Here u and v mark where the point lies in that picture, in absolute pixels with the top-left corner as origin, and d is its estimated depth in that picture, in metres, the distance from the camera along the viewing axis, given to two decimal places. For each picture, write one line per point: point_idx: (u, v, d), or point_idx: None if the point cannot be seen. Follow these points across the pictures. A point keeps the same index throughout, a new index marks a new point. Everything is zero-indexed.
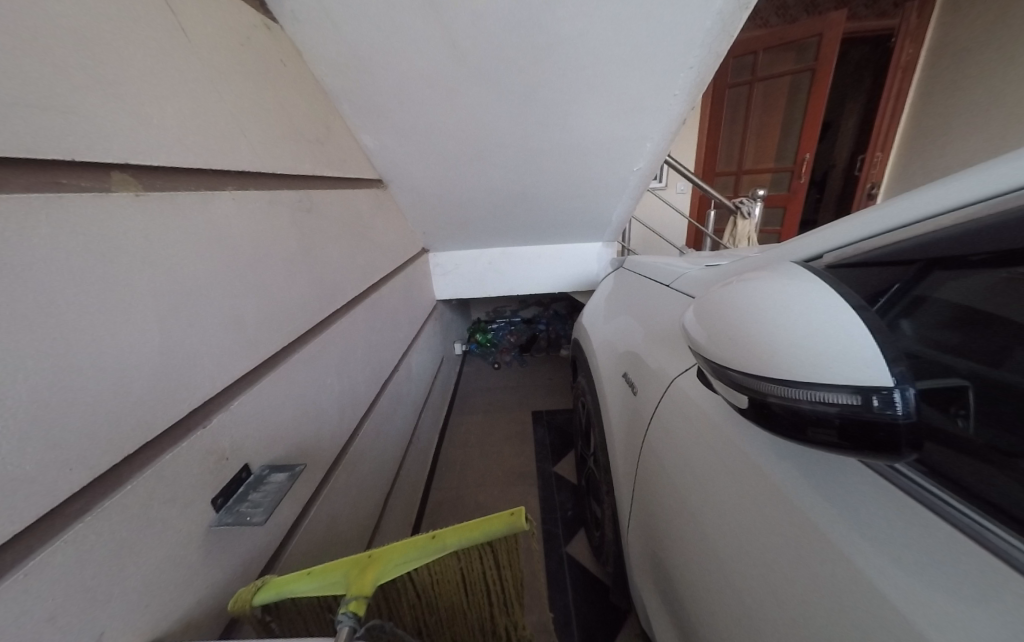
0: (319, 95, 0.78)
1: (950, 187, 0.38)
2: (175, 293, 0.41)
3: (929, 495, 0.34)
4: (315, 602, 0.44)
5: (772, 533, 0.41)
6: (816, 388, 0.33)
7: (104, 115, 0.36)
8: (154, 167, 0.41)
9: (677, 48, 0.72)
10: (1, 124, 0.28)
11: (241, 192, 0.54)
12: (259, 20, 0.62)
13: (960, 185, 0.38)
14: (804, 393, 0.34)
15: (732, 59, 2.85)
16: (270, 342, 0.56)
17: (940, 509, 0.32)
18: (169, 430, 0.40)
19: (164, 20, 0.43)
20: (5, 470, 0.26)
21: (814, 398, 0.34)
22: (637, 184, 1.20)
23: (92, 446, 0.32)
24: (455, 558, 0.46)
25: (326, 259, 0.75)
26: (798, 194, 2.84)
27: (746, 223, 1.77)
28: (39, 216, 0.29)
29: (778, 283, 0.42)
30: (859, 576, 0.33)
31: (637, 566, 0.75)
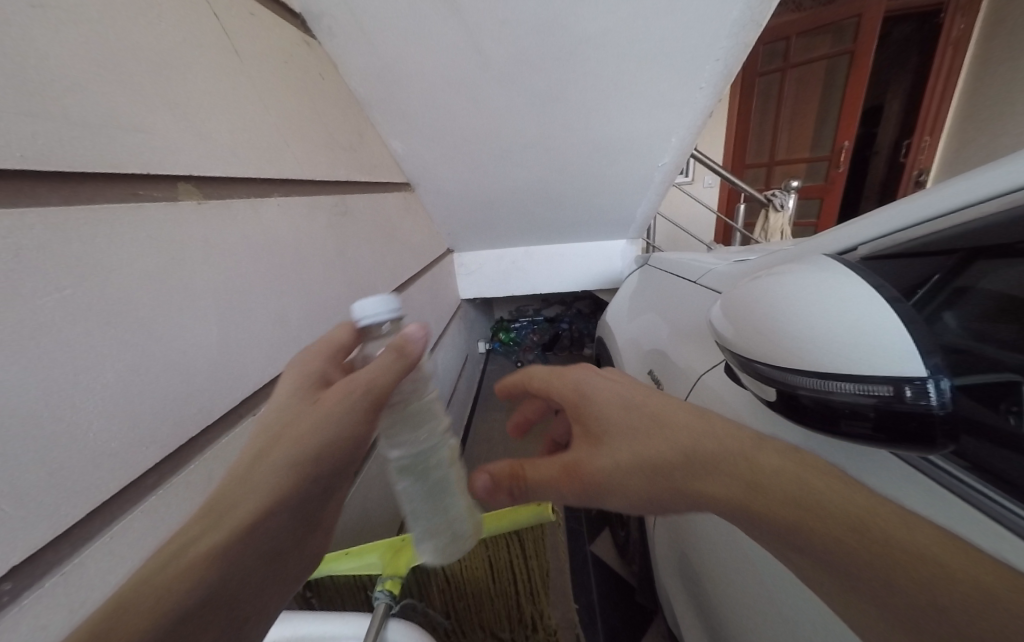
0: (352, 105, 0.83)
1: (986, 178, 0.40)
2: (231, 292, 0.45)
3: (963, 486, 0.34)
4: (351, 581, 0.48)
5: None
6: (848, 379, 0.33)
7: (174, 134, 0.40)
8: (212, 177, 0.45)
9: (705, 41, 0.71)
10: (92, 144, 0.32)
11: (287, 199, 0.58)
12: (300, 38, 0.66)
13: (992, 176, 0.40)
14: (834, 384, 0.34)
15: (763, 46, 2.74)
16: (311, 338, 0.61)
17: (970, 497, 0.34)
18: (225, 417, 0.44)
19: (221, 45, 0.48)
20: (95, 445, 0.30)
21: (844, 389, 0.34)
22: (663, 180, 1.18)
23: (163, 428, 0.36)
24: (483, 545, 0.48)
25: (359, 260, 0.79)
26: (837, 184, 2.68)
27: (780, 216, 1.70)
28: (121, 223, 0.34)
29: (808, 274, 0.41)
30: None
31: (663, 568, 0.75)
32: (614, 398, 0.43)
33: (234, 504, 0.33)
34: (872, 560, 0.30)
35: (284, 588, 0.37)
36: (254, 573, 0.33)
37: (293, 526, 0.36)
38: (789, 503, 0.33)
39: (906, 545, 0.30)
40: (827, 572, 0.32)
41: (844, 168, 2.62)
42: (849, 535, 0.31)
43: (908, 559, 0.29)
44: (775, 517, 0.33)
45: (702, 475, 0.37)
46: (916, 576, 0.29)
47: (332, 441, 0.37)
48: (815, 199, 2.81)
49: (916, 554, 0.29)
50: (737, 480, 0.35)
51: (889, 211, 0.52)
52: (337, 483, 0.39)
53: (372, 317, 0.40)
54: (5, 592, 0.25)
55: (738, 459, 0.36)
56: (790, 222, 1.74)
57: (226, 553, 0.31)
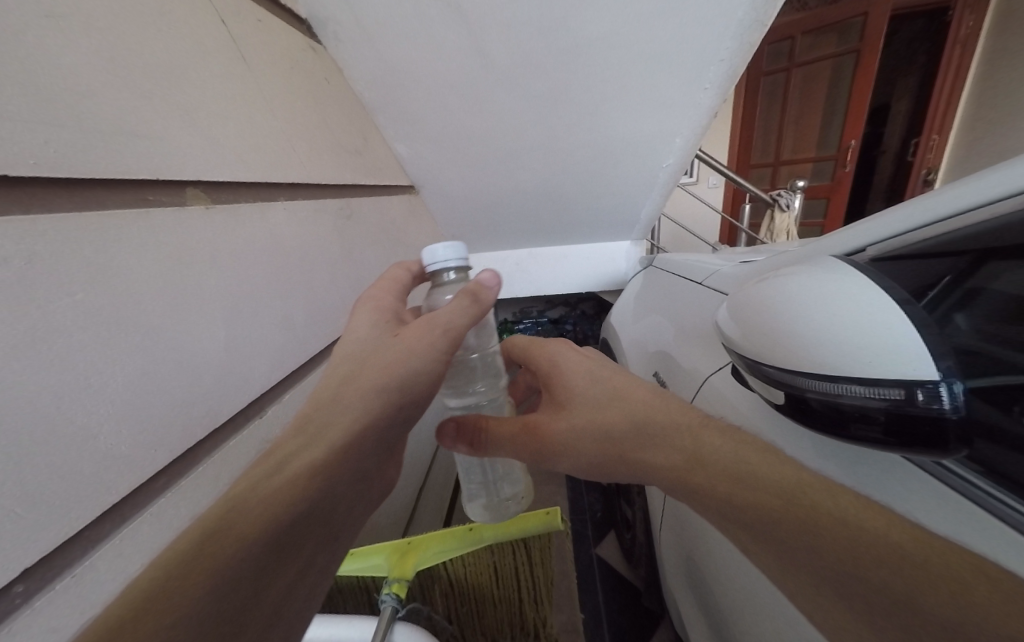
0: (358, 109, 0.83)
1: (997, 178, 0.40)
2: (238, 296, 0.46)
3: (974, 489, 0.34)
4: (355, 583, 0.48)
5: None
6: (858, 382, 0.33)
7: (183, 140, 0.41)
8: (219, 182, 0.45)
9: (709, 41, 0.70)
10: (103, 151, 0.33)
11: (293, 203, 0.59)
12: (306, 44, 0.67)
13: (1005, 176, 0.40)
14: (844, 387, 0.34)
15: (767, 46, 2.73)
16: (317, 341, 0.61)
17: (982, 501, 0.34)
18: (232, 420, 0.44)
19: (228, 52, 0.49)
20: (105, 448, 0.30)
21: (855, 392, 0.33)
22: (667, 181, 1.18)
23: (172, 431, 0.36)
24: (488, 551, 0.48)
25: (364, 263, 0.79)
26: (844, 184, 2.66)
27: (785, 216, 1.69)
28: (131, 228, 0.34)
29: (816, 276, 0.41)
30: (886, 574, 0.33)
31: (670, 570, 0.74)
32: (582, 373, 0.53)
33: (329, 428, 0.38)
34: (795, 523, 0.36)
35: (363, 508, 0.42)
36: (347, 489, 0.38)
37: (381, 448, 0.42)
38: (725, 471, 0.41)
39: (831, 512, 0.35)
40: (762, 539, 0.37)
41: (850, 167, 2.60)
42: (778, 501, 0.37)
43: (834, 527, 0.34)
44: (710, 479, 0.41)
45: (647, 441, 0.46)
46: (840, 540, 0.34)
47: (420, 368, 0.43)
48: (821, 199, 2.79)
49: (841, 521, 0.35)
50: (681, 455, 0.44)
51: (901, 209, 0.52)
52: (414, 414, 0.45)
53: (442, 262, 0.52)
54: (19, 593, 0.25)
55: (684, 435, 0.45)
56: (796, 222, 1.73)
57: (324, 470, 0.36)
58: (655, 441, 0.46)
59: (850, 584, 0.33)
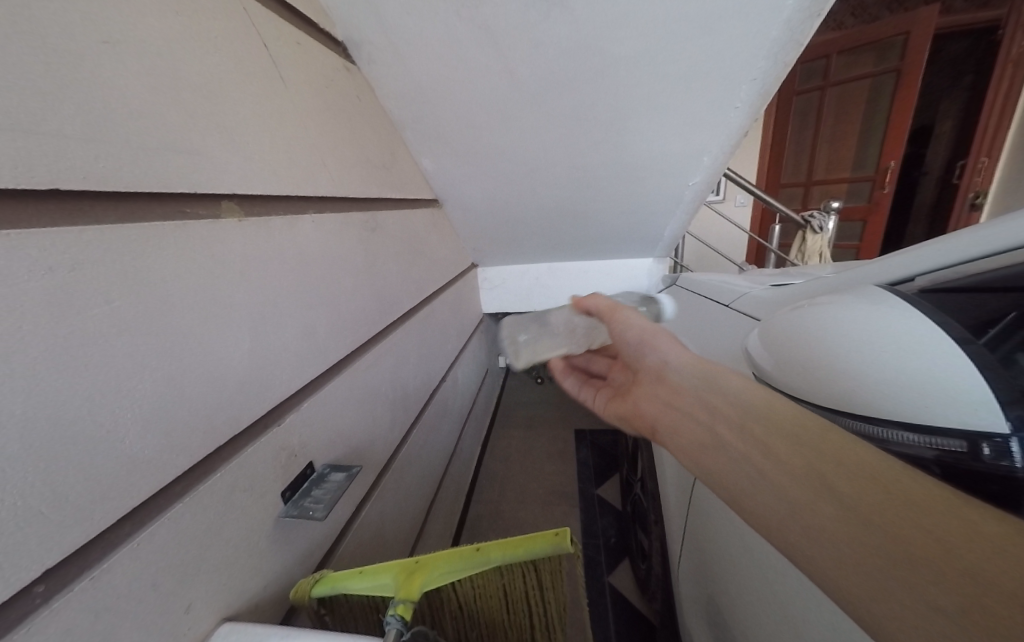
0: (387, 126, 0.86)
1: None
2: (263, 306, 0.47)
3: None
4: (365, 601, 0.47)
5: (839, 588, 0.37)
6: (917, 431, 0.35)
7: (221, 155, 0.42)
8: (252, 195, 0.47)
9: (742, 59, 0.69)
10: (144, 163, 0.34)
11: (321, 216, 0.60)
12: (341, 64, 0.70)
13: None
14: (902, 436, 0.36)
15: (801, 64, 2.70)
16: (337, 350, 0.61)
17: None
18: (251, 428, 0.45)
19: (269, 75, 0.51)
20: (129, 451, 0.31)
21: (916, 441, 0.35)
22: (693, 199, 1.16)
23: (194, 437, 0.37)
24: (497, 574, 0.46)
25: (386, 275, 0.80)
26: (881, 204, 2.56)
27: (818, 237, 1.62)
28: (168, 238, 0.35)
29: (864, 315, 0.42)
30: None
31: (688, 608, 0.70)
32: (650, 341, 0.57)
33: None
34: (828, 466, 0.32)
35: None
36: None
37: None
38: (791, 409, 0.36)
39: (867, 469, 0.31)
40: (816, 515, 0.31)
41: (889, 188, 2.50)
42: (821, 447, 0.33)
43: (863, 476, 0.30)
44: (757, 414, 0.37)
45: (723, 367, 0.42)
46: (877, 501, 0.29)
47: None
48: (857, 219, 2.69)
49: (879, 475, 0.30)
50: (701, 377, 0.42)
51: (965, 236, 0.53)
52: None
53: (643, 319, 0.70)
54: (38, 593, 0.25)
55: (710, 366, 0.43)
56: (830, 244, 1.66)
57: None
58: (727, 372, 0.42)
59: (861, 552, 0.28)
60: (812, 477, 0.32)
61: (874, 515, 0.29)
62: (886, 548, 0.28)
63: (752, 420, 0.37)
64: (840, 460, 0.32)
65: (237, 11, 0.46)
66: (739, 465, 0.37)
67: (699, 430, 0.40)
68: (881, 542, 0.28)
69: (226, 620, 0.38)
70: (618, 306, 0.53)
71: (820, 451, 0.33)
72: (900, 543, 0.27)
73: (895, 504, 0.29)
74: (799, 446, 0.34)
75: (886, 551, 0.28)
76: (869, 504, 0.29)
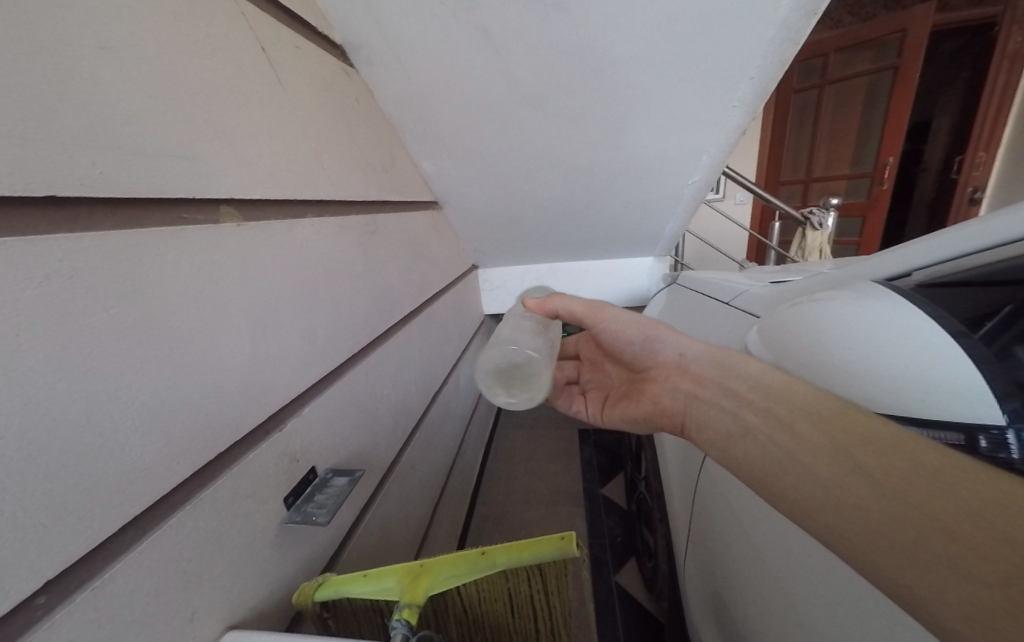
0: (386, 128, 0.86)
1: None
2: (263, 312, 0.47)
3: None
4: (368, 605, 0.46)
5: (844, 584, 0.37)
6: (915, 425, 0.34)
7: (219, 160, 0.42)
8: (250, 200, 0.47)
9: (740, 58, 0.69)
10: (141, 170, 0.34)
11: (320, 219, 0.60)
12: (338, 67, 0.70)
13: None
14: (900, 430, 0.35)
15: (798, 62, 2.70)
16: (338, 354, 0.61)
17: None
18: (252, 434, 0.44)
19: (267, 80, 0.51)
20: (130, 460, 0.31)
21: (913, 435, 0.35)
22: (692, 197, 1.16)
23: (195, 444, 0.36)
24: (503, 578, 0.45)
25: (386, 277, 0.80)
26: (880, 201, 2.56)
27: (817, 234, 1.62)
28: (167, 244, 0.35)
29: (864, 310, 0.42)
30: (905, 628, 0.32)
31: (695, 607, 0.69)
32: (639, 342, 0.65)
33: None
34: (855, 444, 0.33)
35: None
36: None
37: None
38: (813, 394, 0.38)
39: (889, 443, 0.32)
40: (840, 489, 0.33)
41: (888, 184, 2.50)
42: (847, 428, 0.34)
43: (889, 453, 0.32)
44: (775, 396, 0.40)
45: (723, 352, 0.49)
46: (903, 473, 0.31)
47: None
48: (856, 216, 2.69)
49: (905, 451, 0.32)
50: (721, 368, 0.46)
51: (961, 230, 0.53)
52: None
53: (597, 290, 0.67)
54: (41, 604, 0.25)
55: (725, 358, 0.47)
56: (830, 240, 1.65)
57: None
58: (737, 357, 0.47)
59: (890, 521, 0.30)
60: (841, 456, 0.33)
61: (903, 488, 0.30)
62: (915, 517, 0.29)
63: (771, 403, 0.40)
64: (865, 439, 0.33)
65: (234, 17, 0.46)
66: (766, 448, 0.38)
67: (722, 416, 0.43)
68: (910, 512, 0.29)
69: (231, 627, 0.38)
70: (600, 309, 0.61)
71: (847, 432, 0.34)
72: (929, 513, 0.29)
73: (922, 478, 0.30)
74: (825, 427, 0.35)
75: (915, 520, 0.29)
76: (898, 476, 0.31)
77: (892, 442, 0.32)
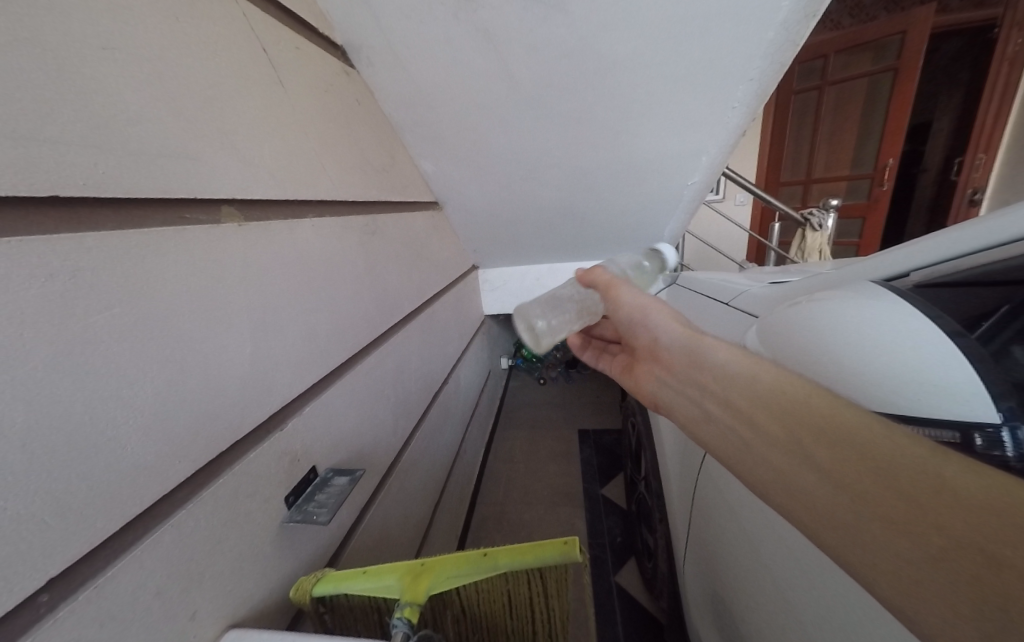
0: (386, 129, 0.86)
1: None
2: (264, 311, 0.47)
3: None
4: (366, 602, 0.46)
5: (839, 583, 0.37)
6: (911, 423, 0.34)
7: (220, 160, 0.42)
8: (252, 199, 0.47)
9: (740, 59, 0.69)
10: (143, 170, 0.34)
11: (321, 219, 0.60)
12: (340, 68, 0.70)
13: None
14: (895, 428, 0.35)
15: (799, 64, 2.70)
16: (338, 354, 0.61)
17: None
18: (254, 433, 0.44)
19: (268, 80, 0.51)
20: (131, 459, 0.31)
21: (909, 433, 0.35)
22: (692, 198, 1.16)
23: (196, 443, 0.36)
24: (502, 579, 0.45)
25: (387, 277, 0.80)
26: (881, 202, 2.56)
27: (817, 235, 1.62)
28: (168, 244, 0.35)
29: (862, 310, 0.42)
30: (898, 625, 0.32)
31: (694, 607, 0.69)
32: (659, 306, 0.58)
33: None
34: (806, 430, 0.31)
35: None
36: None
37: None
38: (774, 374, 0.35)
39: (839, 425, 0.29)
40: (788, 474, 0.31)
41: (888, 185, 2.50)
42: (800, 413, 0.32)
43: (839, 439, 0.29)
44: (727, 377, 0.37)
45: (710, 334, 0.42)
46: (852, 460, 0.28)
47: None
48: (857, 217, 2.69)
49: (859, 436, 0.29)
50: (679, 347, 0.43)
51: (961, 230, 0.52)
52: None
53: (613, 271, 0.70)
54: (43, 603, 0.25)
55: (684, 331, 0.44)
56: (830, 241, 1.65)
57: None
58: (708, 339, 0.41)
59: (839, 510, 0.28)
60: (791, 444, 0.31)
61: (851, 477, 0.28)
62: (861, 508, 0.27)
63: (723, 384, 0.37)
64: (817, 425, 0.30)
65: (235, 19, 0.46)
66: (724, 432, 0.37)
67: (688, 400, 0.41)
68: (856, 503, 0.27)
69: (231, 626, 0.38)
70: (617, 284, 0.52)
71: (799, 417, 0.31)
72: (875, 504, 0.27)
73: (873, 467, 0.27)
74: (776, 413, 0.33)
75: (859, 512, 0.27)
76: (843, 464, 0.28)
77: (844, 428, 0.29)
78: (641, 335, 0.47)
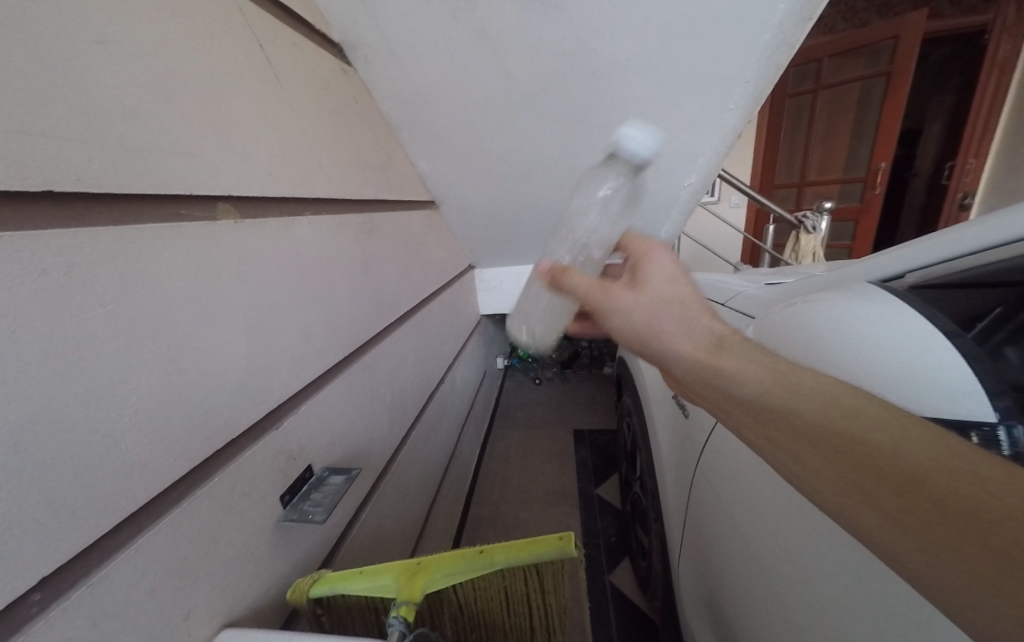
0: (383, 128, 0.85)
1: None
2: (260, 309, 0.46)
3: None
4: (363, 602, 0.46)
5: (832, 578, 0.37)
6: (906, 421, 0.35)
7: (215, 157, 0.42)
8: (248, 196, 0.47)
9: (736, 60, 0.70)
10: (138, 166, 0.34)
11: (317, 217, 0.60)
12: (337, 65, 0.70)
13: None
14: None
15: (793, 68, 2.73)
16: (334, 352, 0.61)
17: None
18: (249, 431, 0.44)
19: (265, 76, 0.51)
20: (125, 457, 0.30)
21: None
22: (689, 199, 1.16)
23: (191, 441, 0.36)
24: (499, 576, 0.46)
25: (383, 276, 0.80)
26: (874, 205, 2.59)
27: (811, 238, 1.63)
28: (163, 240, 0.35)
29: (857, 311, 0.43)
30: (888, 620, 0.32)
31: (689, 606, 0.70)
32: (661, 271, 0.44)
33: None
34: (865, 471, 0.28)
35: None
36: None
37: None
38: (814, 403, 0.32)
39: (880, 442, 0.29)
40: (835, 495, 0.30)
41: (881, 189, 2.53)
42: (851, 448, 0.29)
43: (905, 481, 0.27)
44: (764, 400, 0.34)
45: (733, 348, 0.37)
46: (899, 483, 0.27)
47: None
48: (850, 220, 2.72)
49: (927, 475, 0.26)
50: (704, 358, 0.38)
51: (955, 234, 0.53)
52: None
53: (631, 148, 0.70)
54: (35, 602, 0.25)
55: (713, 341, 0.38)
56: (823, 244, 1.67)
57: None
58: (729, 362, 0.36)
59: (889, 530, 0.27)
60: (834, 469, 0.30)
61: (900, 497, 0.27)
62: (938, 554, 0.25)
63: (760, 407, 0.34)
64: (875, 466, 0.28)
65: (232, 14, 0.46)
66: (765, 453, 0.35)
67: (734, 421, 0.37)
68: (912, 538, 0.26)
69: (226, 626, 0.38)
70: (596, 301, 0.44)
71: (855, 457, 0.29)
72: (954, 548, 0.24)
73: (945, 510, 0.25)
74: (824, 454, 0.30)
75: (932, 557, 0.25)
76: (890, 486, 0.27)
77: (908, 467, 0.27)
78: (650, 353, 0.42)
